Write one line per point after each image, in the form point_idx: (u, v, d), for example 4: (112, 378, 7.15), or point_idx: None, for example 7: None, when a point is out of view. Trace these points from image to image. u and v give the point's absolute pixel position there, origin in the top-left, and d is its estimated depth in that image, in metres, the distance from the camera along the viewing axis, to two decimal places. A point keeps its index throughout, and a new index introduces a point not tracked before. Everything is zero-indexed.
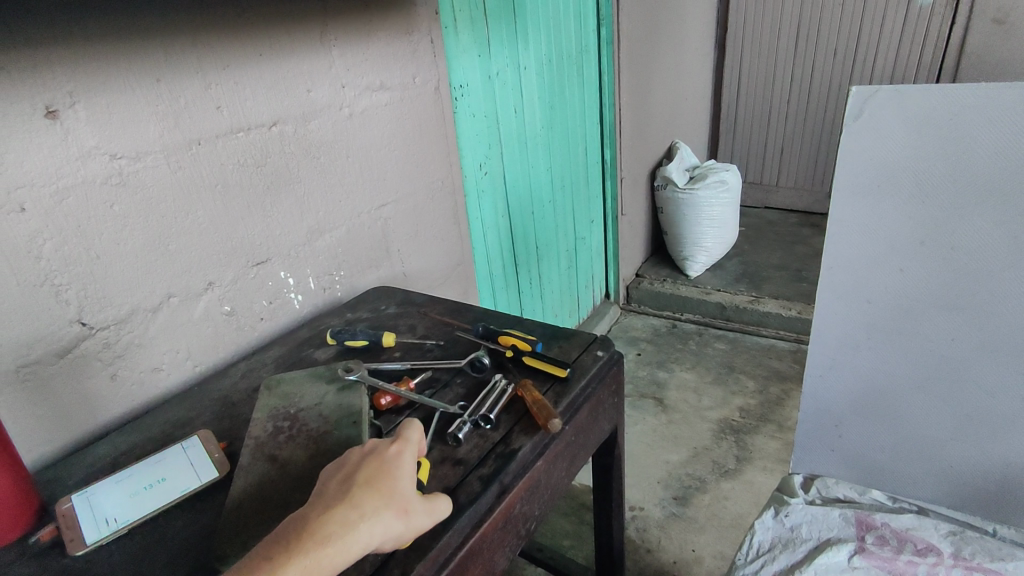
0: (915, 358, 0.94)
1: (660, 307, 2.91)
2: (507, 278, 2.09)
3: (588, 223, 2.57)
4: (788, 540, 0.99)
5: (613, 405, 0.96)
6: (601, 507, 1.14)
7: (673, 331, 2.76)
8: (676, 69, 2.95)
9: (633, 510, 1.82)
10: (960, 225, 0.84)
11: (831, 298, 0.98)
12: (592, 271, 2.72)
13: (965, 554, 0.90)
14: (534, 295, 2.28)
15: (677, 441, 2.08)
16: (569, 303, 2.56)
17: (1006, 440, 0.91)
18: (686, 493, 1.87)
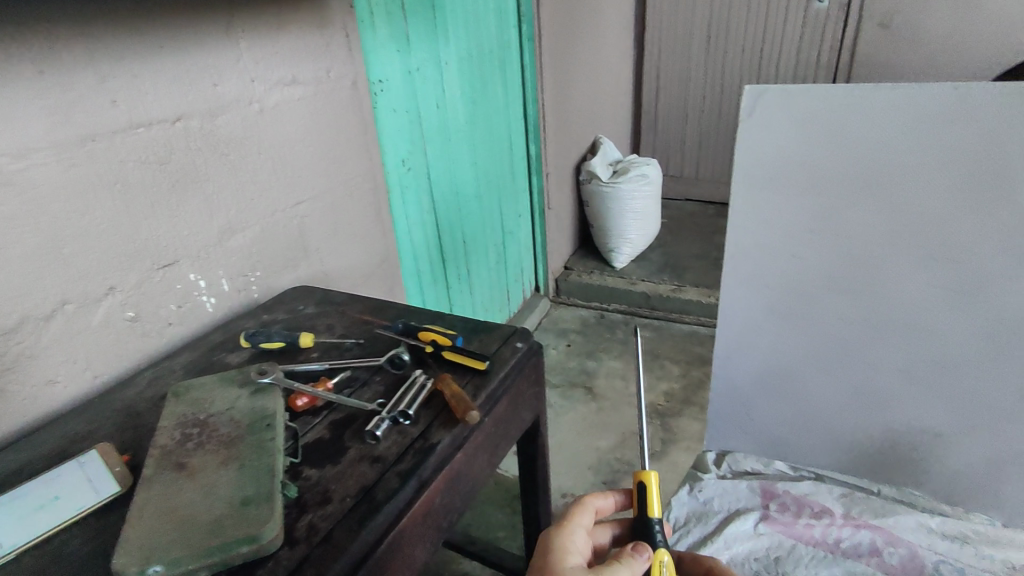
0: (808, 337, 1.02)
1: (589, 298, 2.98)
2: (435, 274, 2.08)
3: (515, 218, 2.60)
4: (701, 514, 1.06)
5: (534, 394, 0.99)
6: (527, 495, 1.16)
7: (601, 321, 2.84)
8: (598, 66, 3.03)
9: (565, 496, 1.88)
10: (841, 213, 0.92)
11: (735, 284, 1.04)
12: (521, 265, 2.75)
13: (854, 514, 0.99)
14: (463, 290, 2.28)
15: (607, 427, 2.15)
16: (500, 297, 2.59)
17: (889, 408, 1.00)
18: (615, 477, 1.94)
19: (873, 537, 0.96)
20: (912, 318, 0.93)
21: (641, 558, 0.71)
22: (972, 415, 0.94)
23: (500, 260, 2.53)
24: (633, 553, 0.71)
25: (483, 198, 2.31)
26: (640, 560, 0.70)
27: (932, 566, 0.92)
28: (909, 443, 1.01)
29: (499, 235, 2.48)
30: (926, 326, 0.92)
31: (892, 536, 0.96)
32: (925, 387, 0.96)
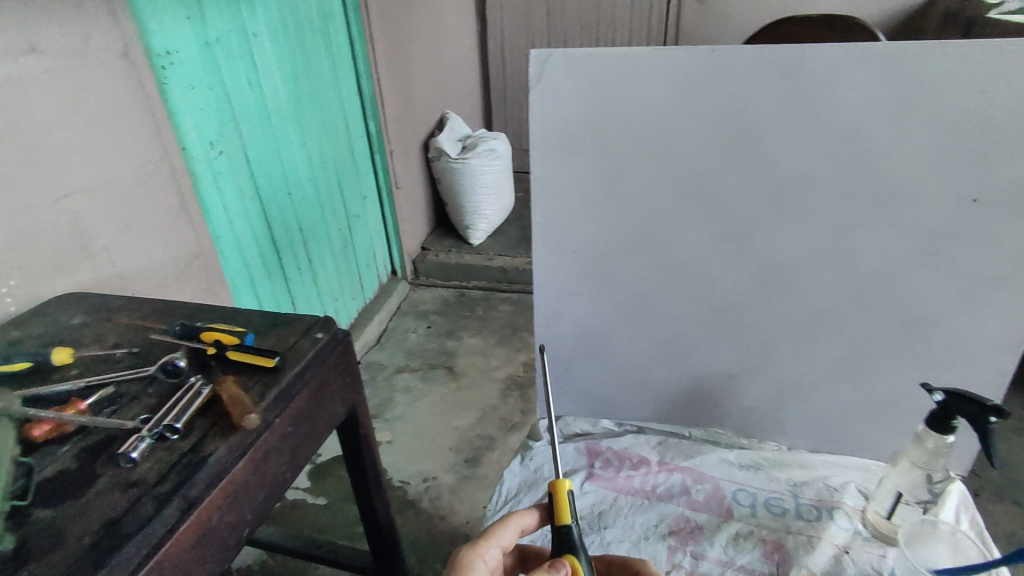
0: (615, 298, 1.05)
1: (449, 278, 2.95)
2: (268, 266, 1.92)
3: (360, 200, 2.47)
4: (531, 482, 1.07)
5: (345, 384, 0.93)
6: (360, 489, 1.11)
7: (461, 300, 2.83)
8: (438, 38, 2.95)
9: (426, 481, 1.86)
10: (629, 175, 0.94)
11: (546, 252, 1.04)
12: (373, 249, 2.64)
13: (667, 459, 1.06)
14: (305, 280, 2.14)
15: (467, 406, 2.16)
16: (350, 284, 2.47)
17: (689, 357, 1.07)
18: (476, 454, 1.95)
19: (684, 478, 1.03)
20: (701, 270, 0.98)
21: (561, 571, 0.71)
22: (755, 354, 1.03)
23: (345, 246, 2.40)
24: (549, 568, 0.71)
25: (317, 180, 2.16)
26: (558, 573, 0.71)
27: (732, 496, 1.00)
28: (709, 386, 1.09)
29: (341, 219, 2.35)
30: (712, 277, 0.98)
31: (699, 475, 1.03)
32: (717, 332, 1.02)
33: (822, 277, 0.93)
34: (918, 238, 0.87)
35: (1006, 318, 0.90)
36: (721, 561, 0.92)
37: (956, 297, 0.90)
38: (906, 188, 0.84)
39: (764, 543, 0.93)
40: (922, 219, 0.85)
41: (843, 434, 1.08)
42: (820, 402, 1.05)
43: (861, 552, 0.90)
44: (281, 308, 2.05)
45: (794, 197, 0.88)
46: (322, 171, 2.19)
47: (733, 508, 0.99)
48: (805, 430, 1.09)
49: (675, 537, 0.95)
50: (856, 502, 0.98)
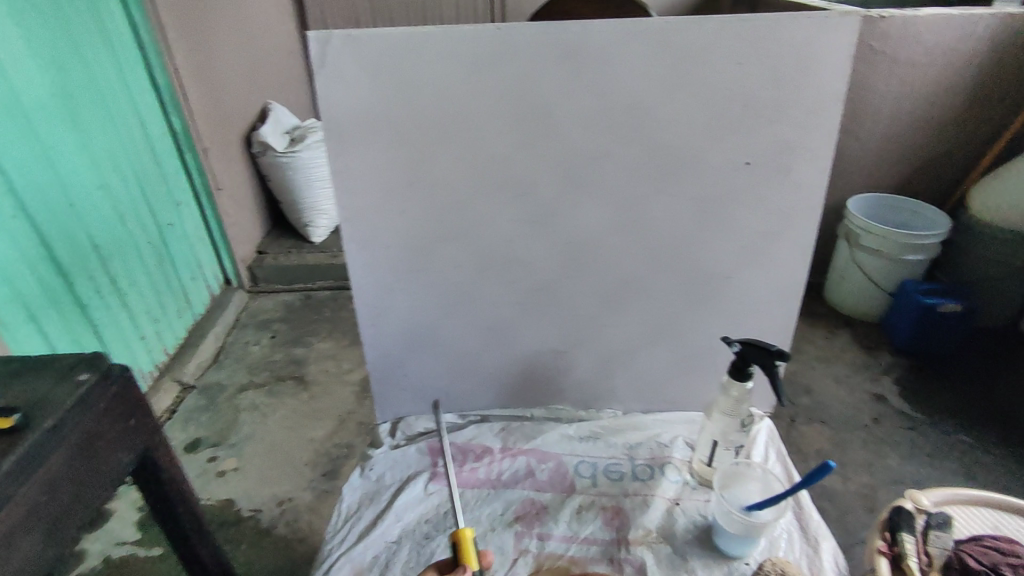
0: (437, 289, 1.02)
1: (291, 282, 2.74)
2: (50, 296, 1.63)
3: (173, 209, 2.19)
4: (373, 493, 1.01)
5: (131, 433, 0.78)
6: (177, 537, 0.97)
7: (307, 303, 2.64)
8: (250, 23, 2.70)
9: (281, 504, 1.71)
10: (432, 162, 0.91)
11: (358, 250, 0.98)
12: (197, 258, 2.35)
13: (510, 444, 1.05)
14: (108, 304, 1.84)
15: (322, 414, 2.02)
16: (173, 301, 2.18)
17: (515, 340, 1.08)
18: (335, 465, 1.83)
19: (528, 460, 1.03)
20: (513, 252, 0.99)
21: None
22: (577, 327, 1.06)
23: (161, 263, 2.11)
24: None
25: (111, 192, 1.86)
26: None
27: (573, 469, 1.02)
28: (540, 364, 1.10)
29: (151, 232, 2.06)
30: (524, 258, 0.99)
31: (542, 455, 1.04)
32: (537, 313, 1.05)
33: (624, 248, 0.98)
34: (700, 202, 0.94)
35: (785, 266, 0.99)
36: (566, 537, 0.93)
37: (741, 253, 0.98)
38: (685, 156, 0.90)
39: (604, 511, 0.96)
40: (702, 184, 0.92)
41: (666, 391, 1.14)
42: (642, 365, 1.10)
43: (689, 501, 0.96)
44: (77, 340, 1.74)
45: (586, 173, 0.92)
46: (112, 176, 1.87)
47: (575, 481, 1.01)
48: (634, 394, 1.14)
49: (521, 523, 0.95)
50: (683, 454, 1.04)
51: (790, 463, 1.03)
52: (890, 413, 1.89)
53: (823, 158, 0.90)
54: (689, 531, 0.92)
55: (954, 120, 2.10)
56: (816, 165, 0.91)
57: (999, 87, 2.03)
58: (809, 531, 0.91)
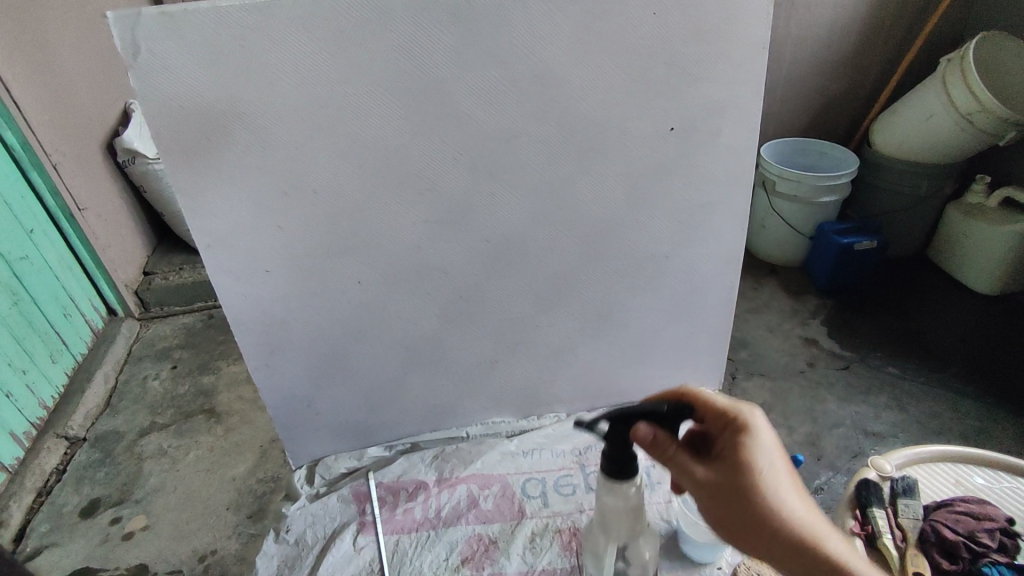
0: (337, 310, 0.86)
1: (190, 301, 2.21)
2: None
3: (50, 240, 1.78)
4: (293, 560, 0.86)
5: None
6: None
7: (210, 322, 2.16)
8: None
9: (203, 560, 1.38)
10: (306, 163, 0.74)
11: (230, 280, 0.81)
12: (69, 291, 1.85)
13: (446, 475, 0.94)
14: None
15: (240, 448, 1.66)
16: (48, 350, 1.73)
17: (442, 357, 0.93)
18: (261, 504, 1.51)
19: (470, 488, 0.92)
20: (423, 259, 0.84)
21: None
22: (510, 334, 0.93)
23: (51, 306, 1.75)
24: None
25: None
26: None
27: (521, 490, 0.92)
28: (473, 378, 0.97)
29: (32, 280, 1.67)
30: (441, 265, 0.85)
31: (485, 480, 0.93)
32: (464, 324, 0.91)
33: (549, 241, 0.86)
34: (626, 177, 0.83)
35: (720, 239, 0.91)
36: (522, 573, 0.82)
37: (676, 228, 0.89)
38: (603, 128, 0.79)
39: (560, 534, 0.86)
40: (625, 158, 0.81)
41: (614, 385, 1.04)
42: (585, 362, 1.00)
43: (649, 505, 0.88)
44: None
45: (497, 158, 0.78)
46: None
47: (524, 505, 0.90)
48: (578, 393, 1.03)
49: (469, 566, 0.83)
50: None
51: None
52: (823, 355, 1.88)
53: (749, 116, 0.82)
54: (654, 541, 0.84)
55: (853, 59, 2.11)
56: (743, 124, 0.82)
57: (893, 22, 2.05)
58: None
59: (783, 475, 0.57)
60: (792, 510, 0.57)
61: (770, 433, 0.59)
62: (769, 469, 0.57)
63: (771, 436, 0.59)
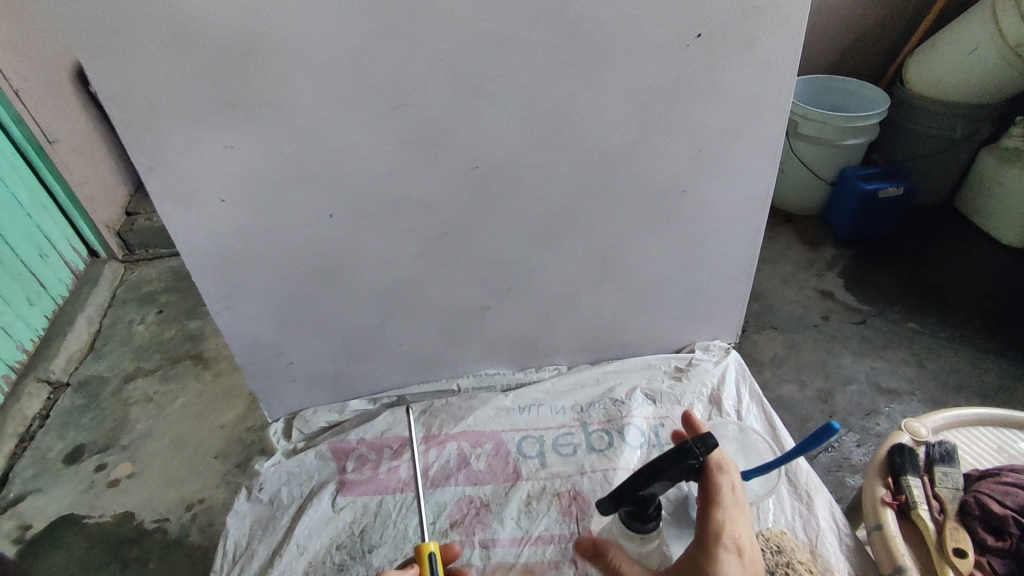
0: (304, 245, 0.74)
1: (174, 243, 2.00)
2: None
3: (19, 175, 1.62)
4: (267, 520, 0.79)
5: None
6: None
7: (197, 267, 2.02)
8: None
9: (191, 508, 1.32)
10: (253, 69, 0.59)
11: (177, 211, 0.68)
12: (44, 229, 1.70)
13: (434, 431, 0.85)
14: None
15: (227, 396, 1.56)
16: (25, 290, 1.61)
17: (426, 303, 0.83)
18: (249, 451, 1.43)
19: (459, 446, 0.84)
20: (400, 190, 0.71)
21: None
22: (504, 277, 0.82)
23: (26, 247, 1.62)
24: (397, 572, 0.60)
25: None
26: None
27: (516, 450, 0.84)
28: (463, 327, 0.87)
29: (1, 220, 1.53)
30: (421, 197, 0.72)
31: (477, 437, 0.85)
32: (451, 265, 0.79)
33: (549, 168, 0.73)
34: (638, 97, 0.69)
35: (748, 172, 0.79)
36: (515, 540, 0.75)
37: (696, 159, 0.76)
38: (618, 33, 0.64)
39: (558, 497, 0.79)
40: (640, 71, 0.67)
41: (620, 336, 0.94)
42: (588, 311, 0.89)
43: None
44: None
45: (489, 72, 0.64)
46: None
47: (520, 466, 0.82)
48: (580, 343, 0.94)
49: (458, 531, 0.76)
50: (642, 408, 0.88)
51: (767, 404, 0.90)
52: (839, 308, 1.78)
53: (794, 22, 0.67)
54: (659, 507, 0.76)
55: None
56: (786, 32, 0.68)
57: None
58: (800, 486, 0.77)
59: None
60: None
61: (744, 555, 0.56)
62: None
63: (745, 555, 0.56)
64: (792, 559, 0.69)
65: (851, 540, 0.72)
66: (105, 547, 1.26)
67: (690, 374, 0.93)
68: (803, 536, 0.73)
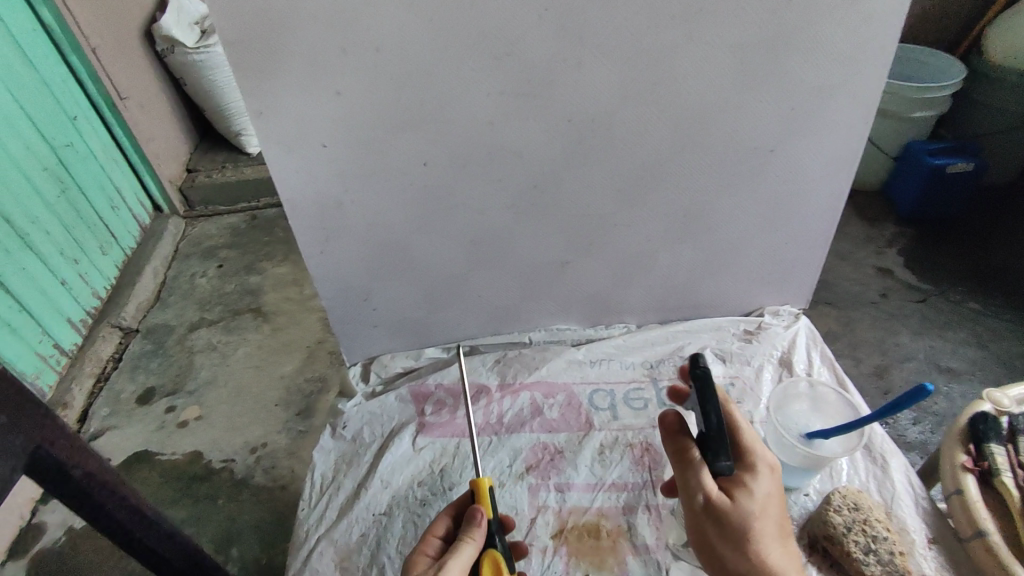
0: (398, 192, 0.76)
1: (235, 201, 2.04)
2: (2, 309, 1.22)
3: (93, 127, 1.61)
4: (350, 456, 0.83)
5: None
6: (117, 537, 0.69)
7: (255, 224, 1.98)
8: None
9: (255, 452, 1.29)
10: (367, 15, 0.61)
11: (282, 153, 0.71)
12: (115, 183, 1.69)
13: (509, 380, 0.88)
14: (18, 270, 1.28)
15: (287, 347, 1.54)
16: (98, 243, 1.60)
17: (508, 254, 0.85)
18: (310, 402, 1.40)
19: (533, 395, 0.86)
20: (495, 140, 0.72)
21: (482, 523, 0.60)
22: (585, 232, 0.84)
23: (98, 198, 1.61)
24: (468, 522, 0.60)
25: (14, 138, 1.33)
26: (481, 525, 0.59)
27: (588, 401, 0.86)
28: (540, 280, 0.89)
29: (79, 170, 1.53)
30: (514, 147, 0.73)
31: (551, 387, 0.87)
32: (535, 218, 0.81)
33: (640, 123, 0.73)
34: (737, 51, 0.68)
35: (841, 133, 0.78)
36: (590, 486, 0.78)
37: (788, 117, 0.75)
38: None
39: (631, 448, 0.81)
40: (744, 23, 0.66)
41: (691, 296, 0.95)
42: (663, 270, 0.90)
43: None
44: None
45: (594, 22, 0.64)
46: None
47: (592, 416, 0.84)
48: (651, 302, 0.95)
49: (534, 474, 0.79)
50: (713, 367, 0.89)
51: (839, 369, 0.91)
52: (899, 286, 1.65)
53: None
54: None
55: None
56: None
57: None
58: (875, 448, 0.79)
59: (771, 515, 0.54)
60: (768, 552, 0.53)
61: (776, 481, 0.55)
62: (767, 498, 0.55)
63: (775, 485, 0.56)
64: (870, 517, 0.70)
65: (928, 503, 0.74)
66: (176, 484, 1.25)
67: (760, 336, 0.93)
68: (878, 497, 0.75)
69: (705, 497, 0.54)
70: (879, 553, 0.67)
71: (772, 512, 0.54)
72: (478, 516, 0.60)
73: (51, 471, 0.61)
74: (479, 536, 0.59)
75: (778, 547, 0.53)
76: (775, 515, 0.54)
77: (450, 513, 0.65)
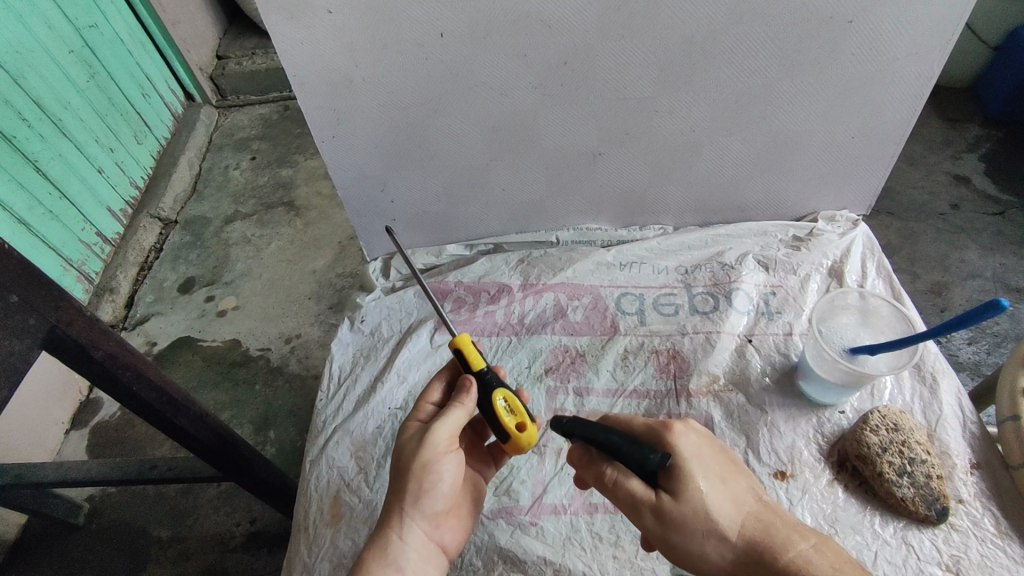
0: (413, 70, 0.69)
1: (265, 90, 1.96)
2: (39, 194, 1.22)
3: (116, 6, 1.52)
4: (368, 349, 0.82)
5: (11, 316, 0.54)
6: (149, 416, 0.69)
7: (287, 114, 1.91)
8: None
9: (288, 341, 1.32)
10: None
11: (284, 22, 0.64)
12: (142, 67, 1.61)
13: (532, 280, 0.84)
14: (51, 154, 1.26)
15: (317, 241, 1.53)
16: (130, 130, 1.55)
17: (537, 142, 0.77)
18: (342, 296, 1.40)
19: (556, 297, 0.82)
20: (522, 6, 0.63)
21: (472, 389, 0.56)
22: (623, 118, 0.75)
23: (127, 83, 1.55)
24: (458, 390, 0.56)
25: (34, 17, 1.25)
26: (471, 393, 0.56)
27: (615, 305, 0.81)
28: (570, 172, 0.82)
29: (105, 53, 1.46)
30: (544, 15, 0.63)
31: (577, 290, 0.83)
32: (567, 100, 0.72)
33: None
34: None
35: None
36: (610, 391, 0.75)
37: None
38: None
39: (657, 355, 0.77)
40: None
41: (737, 196, 0.87)
42: (708, 164, 0.82)
43: (764, 337, 0.77)
44: (25, 215, 1.19)
45: None
46: None
47: (618, 321, 0.80)
48: (690, 202, 0.87)
49: (554, 376, 0.77)
50: (755, 275, 0.82)
51: (896, 281, 0.83)
52: (974, 196, 1.37)
53: None
54: (767, 374, 0.74)
55: None
56: None
57: None
58: (925, 368, 0.73)
59: (708, 472, 0.50)
60: (727, 522, 0.49)
61: (693, 444, 0.51)
62: (696, 463, 0.50)
63: (696, 448, 0.51)
64: (909, 438, 0.65)
65: (977, 427, 0.69)
66: (217, 368, 1.29)
67: (810, 244, 0.85)
68: (921, 418, 0.70)
69: (648, 507, 0.49)
70: (914, 475, 0.63)
71: (705, 468, 0.50)
72: (467, 382, 0.56)
73: (73, 352, 0.60)
74: (470, 402, 0.56)
75: (733, 509, 0.49)
76: (711, 469, 0.50)
77: (444, 378, 0.61)
